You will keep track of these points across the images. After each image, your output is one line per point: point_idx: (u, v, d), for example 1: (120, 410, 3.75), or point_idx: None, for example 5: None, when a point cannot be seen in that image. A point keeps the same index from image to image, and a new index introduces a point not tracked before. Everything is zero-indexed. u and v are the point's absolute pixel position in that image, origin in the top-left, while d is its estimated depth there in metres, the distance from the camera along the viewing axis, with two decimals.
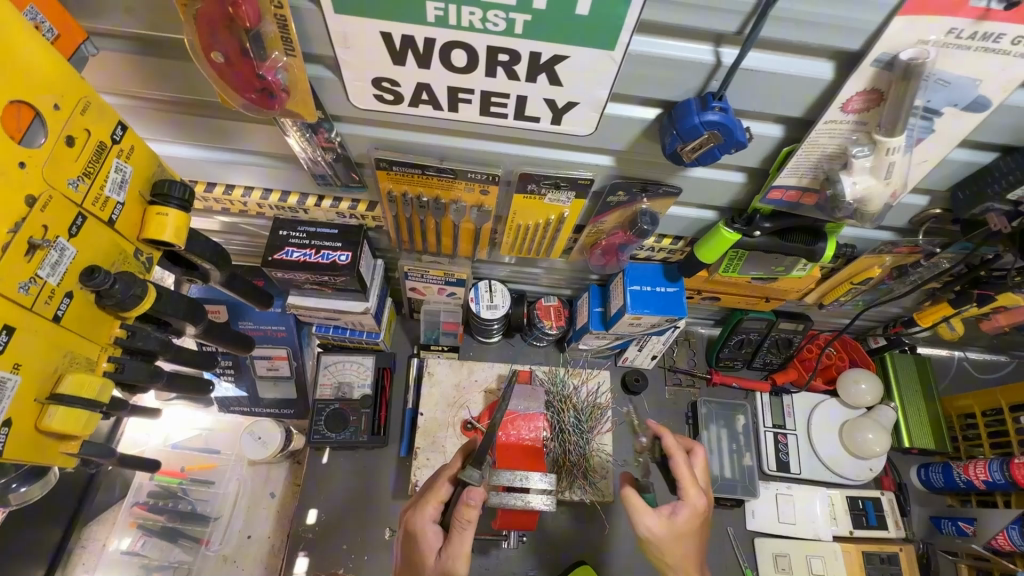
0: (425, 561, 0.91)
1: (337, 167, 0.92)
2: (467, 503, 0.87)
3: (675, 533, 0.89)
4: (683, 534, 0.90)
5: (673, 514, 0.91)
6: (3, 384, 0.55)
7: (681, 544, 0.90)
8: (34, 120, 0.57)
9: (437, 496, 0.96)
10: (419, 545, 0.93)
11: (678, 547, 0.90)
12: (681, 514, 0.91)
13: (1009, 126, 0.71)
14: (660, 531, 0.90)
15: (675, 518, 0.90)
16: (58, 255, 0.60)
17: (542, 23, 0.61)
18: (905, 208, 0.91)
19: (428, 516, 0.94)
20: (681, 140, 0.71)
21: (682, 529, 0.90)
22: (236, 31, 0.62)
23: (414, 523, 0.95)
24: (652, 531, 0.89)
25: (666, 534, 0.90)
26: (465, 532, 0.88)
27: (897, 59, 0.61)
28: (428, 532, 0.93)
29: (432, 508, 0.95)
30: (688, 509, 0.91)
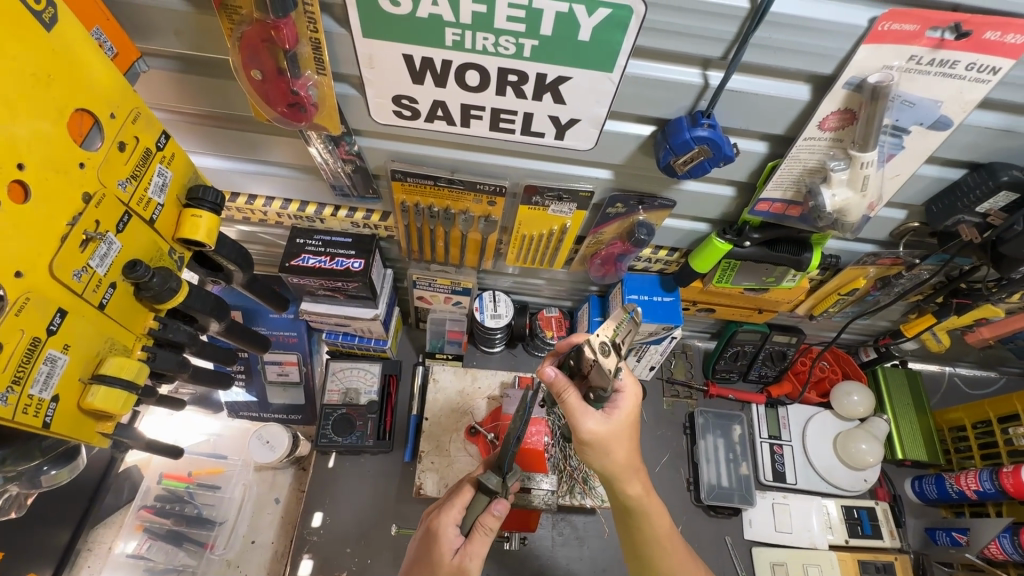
0: (442, 560, 0.91)
1: (355, 177, 0.99)
2: (489, 513, 0.92)
3: (616, 435, 0.86)
4: (623, 430, 0.86)
5: (612, 408, 0.86)
6: (55, 363, 0.61)
7: (623, 439, 0.87)
8: (93, 127, 0.64)
9: (462, 499, 0.95)
10: (437, 547, 0.92)
11: (620, 444, 0.87)
12: (619, 407, 0.86)
13: (972, 144, 0.78)
14: (601, 435, 0.84)
15: (613, 412, 0.86)
16: (106, 248, 0.66)
17: (547, 48, 0.68)
18: (884, 221, 0.98)
19: (452, 518, 0.94)
20: (674, 154, 0.78)
21: (621, 422, 0.86)
22: (274, 50, 0.69)
23: (436, 523, 0.94)
24: (595, 432, 0.84)
25: (608, 437, 0.85)
26: (483, 537, 0.92)
27: (866, 82, 0.68)
28: (451, 536, 0.92)
29: (458, 508, 0.95)
30: (625, 395, 0.87)
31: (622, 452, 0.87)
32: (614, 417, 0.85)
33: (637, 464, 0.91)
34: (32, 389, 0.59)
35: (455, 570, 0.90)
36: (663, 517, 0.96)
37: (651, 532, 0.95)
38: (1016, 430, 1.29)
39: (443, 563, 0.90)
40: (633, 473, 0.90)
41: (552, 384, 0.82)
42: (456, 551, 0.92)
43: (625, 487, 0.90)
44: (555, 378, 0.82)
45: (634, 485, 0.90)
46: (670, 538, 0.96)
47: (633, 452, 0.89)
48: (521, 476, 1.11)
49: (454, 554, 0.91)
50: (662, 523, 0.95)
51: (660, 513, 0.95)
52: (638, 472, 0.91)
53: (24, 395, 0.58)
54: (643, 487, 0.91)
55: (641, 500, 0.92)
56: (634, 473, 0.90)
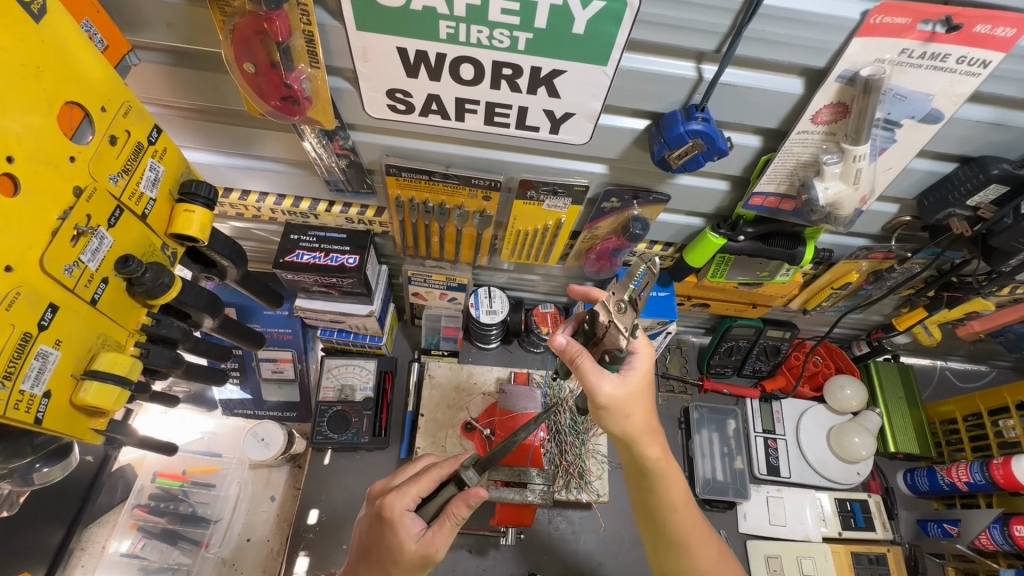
0: (404, 548, 0.87)
1: (350, 173, 0.99)
2: (461, 502, 0.89)
3: (634, 396, 0.85)
4: (638, 392, 0.86)
5: (628, 368, 0.86)
6: (46, 358, 0.61)
7: (640, 400, 0.86)
8: (84, 120, 0.63)
9: (418, 487, 0.92)
10: (395, 534, 0.88)
11: (638, 404, 0.86)
12: (635, 368, 0.86)
13: (963, 137, 0.79)
14: (619, 397, 0.84)
15: (629, 374, 0.85)
16: (98, 242, 0.66)
17: (542, 40, 0.68)
18: (876, 215, 0.99)
19: (406, 504, 0.91)
20: (668, 148, 0.78)
21: (637, 384, 0.85)
22: (267, 43, 0.69)
23: (388, 506, 0.90)
24: (612, 396, 0.84)
25: (624, 399, 0.85)
26: (450, 525, 0.88)
27: (858, 76, 0.69)
28: (406, 521, 0.89)
29: (411, 493, 0.92)
30: (640, 355, 0.87)
31: (639, 413, 0.87)
32: (631, 379, 0.85)
33: (655, 426, 0.90)
34: (23, 384, 0.59)
35: (419, 557, 0.87)
36: (678, 481, 0.93)
37: (666, 499, 0.93)
38: (1006, 423, 1.31)
39: (405, 551, 0.87)
40: (650, 435, 0.88)
41: (563, 350, 0.85)
42: (417, 537, 0.88)
43: (644, 450, 0.89)
44: (566, 345, 0.85)
45: (653, 446, 0.89)
46: (684, 503, 0.94)
47: (650, 414, 0.89)
48: (514, 470, 1.11)
49: (415, 541, 0.87)
50: (677, 489, 0.93)
51: (675, 478, 0.93)
52: (656, 434, 0.90)
53: (15, 390, 0.58)
54: (660, 450, 0.90)
55: (660, 463, 0.90)
56: (651, 436, 0.88)
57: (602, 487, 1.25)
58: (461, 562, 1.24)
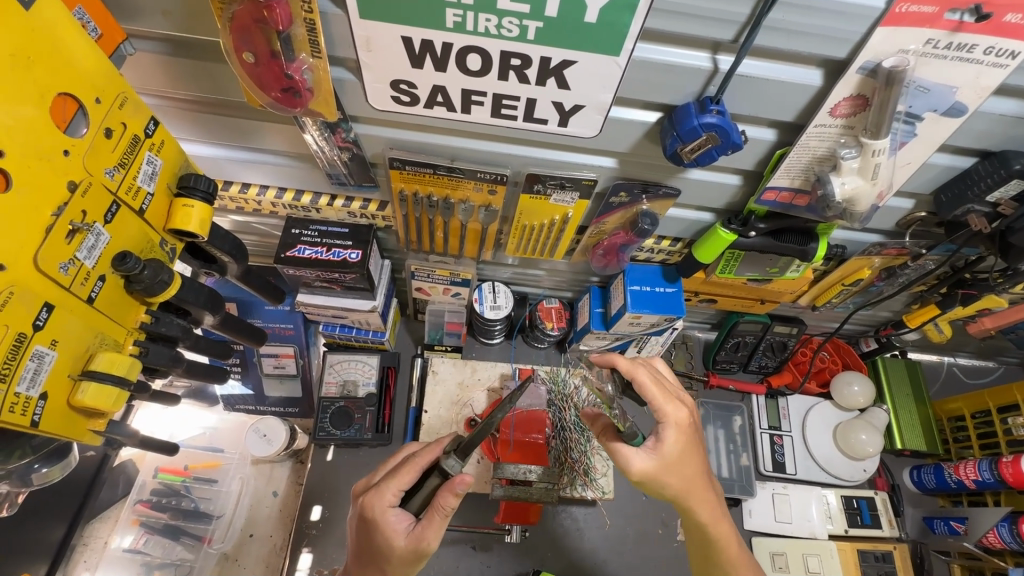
0: (393, 544, 0.85)
1: (352, 166, 0.96)
2: (450, 493, 0.83)
3: (665, 467, 0.86)
4: (679, 459, 0.86)
5: (658, 443, 0.86)
6: (41, 359, 0.59)
7: (676, 468, 0.86)
8: (78, 112, 0.61)
9: (400, 481, 0.89)
10: (381, 532, 0.86)
11: (680, 471, 0.87)
12: (665, 441, 0.86)
13: (984, 131, 0.76)
14: (651, 471, 0.86)
15: (657, 448, 0.86)
16: (94, 239, 0.64)
17: (553, 29, 0.65)
18: (891, 211, 0.97)
19: (389, 500, 0.88)
20: (681, 142, 0.76)
21: (669, 455, 0.86)
22: (266, 32, 0.66)
23: (370, 507, 0.88)
24: (642, 469, 0.86)
25: (666, 467, 0.86)
26: (440, 519, 0.84)
27: (881, 67, 0.66)
28: (390, 517, 0.87)
29: (394, 488, 0.89)
30: (670, 427, 0.86)
31: (687, 476, 0.87)
32: (659, 454, 0.86)
33: (708, 487, 0.90)
34: (18, 386, 0.57)
35: (410, 552, 0.85)
36: (734, 541, 0.92)
37: (724, 559, 0.92)
38: (1015, 420, 1.30)
39: (396, 547, 0.85)
40: (702, 495, 0.89)
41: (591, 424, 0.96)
42: (406, 532, 0.86)
43: (697, 511, 0.90)
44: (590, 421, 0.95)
45: (706, 508, 0.90)
46: (744, 567, 0.91)
47: (693, 478, 0.88)
48: (519, 469, 1.08)
49: (406, 536, 0.85)
50: (734, 550, 0.92)
51: (734, 539, 0.92)
52: (706, 497, 0.90)
53: (10, 392, 0.56)
54: (711, 512, 0.91)
55: (712, 522, 0.91)
56: (699, 499, 0.89)
57: (608, 484, 1.24)
58: (465, 560, 1.23)
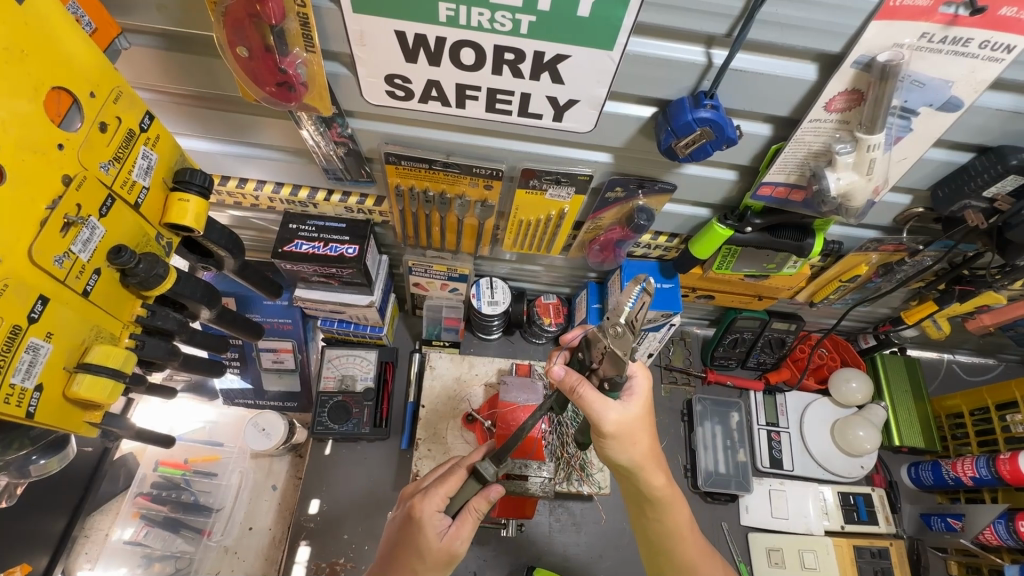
0: (430, 546, 0.86)
1: (348, 161, 0.96)
2: (483, 497, 0.88)
3: (638, 423, 0.82)
4: (642, 416, 0.83)
5: (630, 393, 0.83)
6: (37, 351, 0.60)
7: (645, 425, 0.84)
8: (72, 106, 0.62)
9: (447, 487, 0.89)
10: (422, 533, 0.86)
11: (643, 431, 0.83)
12: (635, 392, 0.83)
13: (980, 126, 0.76)
14: (625, 424, 0.81)
15: (630, 399, 0.82)
16: (89, 233, 0.64)
17: (545, 23, 0.65)
18: (889, 206, 0.97)
19: (435, 505, 0.88)
20: (675, 137, 0.76)
21: (641, 408, 0.83)
22: (260, 26, 0.66)
23: (418, 510, 0.88)
24: (619, 422, 0.80)
25: (631, 425, 0.81)
26: (473, 520, 0.89)
27: (875, 61, 0.66)
28: (437, 522, 0.87)
29: (440, 495, 0.88)
30: (639, 377, 0.85)
31: (648, 436, 0.85)
32: (635, 402, 0.82)
33: (657, 454, 0.88)
34: (13, 377, 0.58)
35: (444, 553, 0.87)
36: (683, 508, 0.91)
37: (672, 524, 0.91)
38: (1013, 417, 1.29)
39: (431, 548, 0.86)
40: (653, 461, 0.86)
41: (563, 382, 0.80)
42: (444, 534, 0.87)
43: (652, 479, 0.86)
44: (564, 376, 0.80)
45: (660, 476, 0.87)
46: (690, 530, 0.92)
47: (653, 440, 0.86)
48: (517, 463, 1.09)
49: (440, 538, 0.86)
50: (682, 516, 0.91)
51: (680, 503, 0.91)
52: (660, 461, 0.88)
53: (5, 383, 0.57)
54: (665, 479, 0.88)
55: (667, 490, 0.88)
56: (657, 463, 0.87)
57: (604, 479, 1.25)
58: (462, 553, 1.24)
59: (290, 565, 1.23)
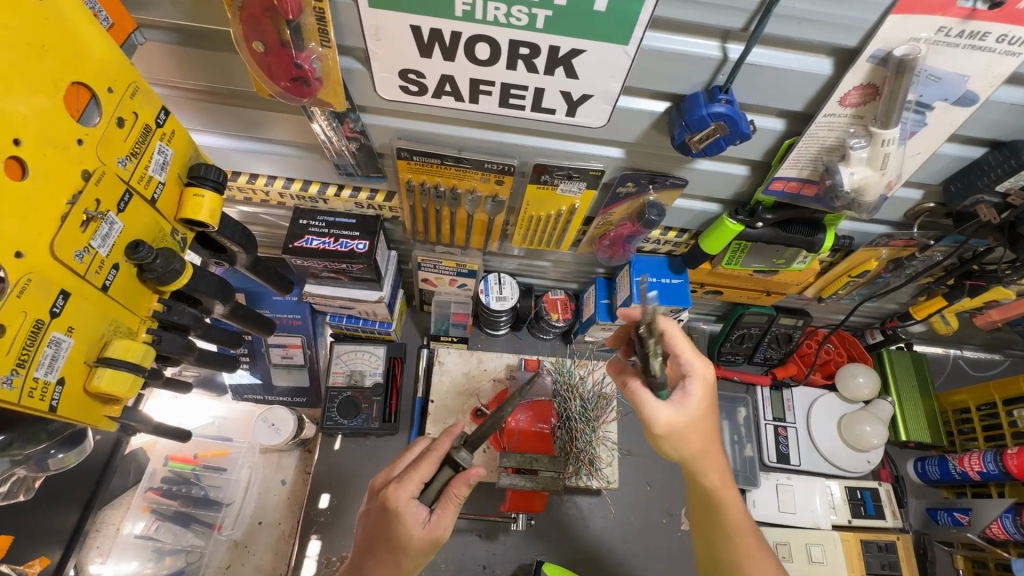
0: (412, 535, 0.86)
1: (360, 156, 0.97)
2: (462, 483, 0.88)
3: (690, 425, 0.82)
4: (698, 419, 0.83)
5: (684, 396, 0.82)
6: (59, 346, 0.60)
7: (700, 426, 0.83)
8: (90, 102, 0.62)
9: (420, 473, 0.89)
10: (402, 523, 0.86)
11: (697, 432, 0.83)
12: (688, 395, 0.82)
13: (995, 121, 0.76)
14: (676, 424, 0.81)
15: (685, 400, 0.82)
16: (108, 228, 0.65)
17: (562, 18, 0.65)
18: (900, 201, 0.97)
19: (409, 492, 0.87)
20: (689, 132, 0.76)
21: (696, 408, 0.82)
22: (277, 21, 0.66)
23: (391, 499, 0.87)
24: (669, 421, 0.81)
25: (684, 426, 0.81)
26: (453, 506, 0.89)
27: (892, 55, 0.66)
28: (414, 509, 0.87)
29: (412, 482, 0.88)
30: (695, 380, 0.83)
31: (707, 436, 0.85)
32: (687, 405, 0.82)
33: (715, 452, 0.87)
34: (36, 372, 0.58)
35: (428, 541, 0.86)
36: (739, 504, 0.91)
37: (723, 522, 0.89)
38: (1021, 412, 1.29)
39: (414, 537, 0.86)
40: (712, 456, 0.87)
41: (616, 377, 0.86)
42: (424, 522, 0.87)
43: (709, 474, 0.87)
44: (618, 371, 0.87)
45: (716, 471, 0.88)
46: (743, 532, 0.89)
47: (711, 441, 0.86)
48: (525, 457, 1.11)
49: (423, 526, 0.86)
50: (737, 516, 0.89)
51: (737, 504, 0.90)
52: (714, 462, 0.87)
53: (29, 377, 0.57)
54: (721, 475, 0.89)
55: (721, 486, 0.88)
56: (709, 461, 0.87)
57: (612, 473, 1.26)
58: (471, 547, 1.25)
59: (301, 559, 1.24)
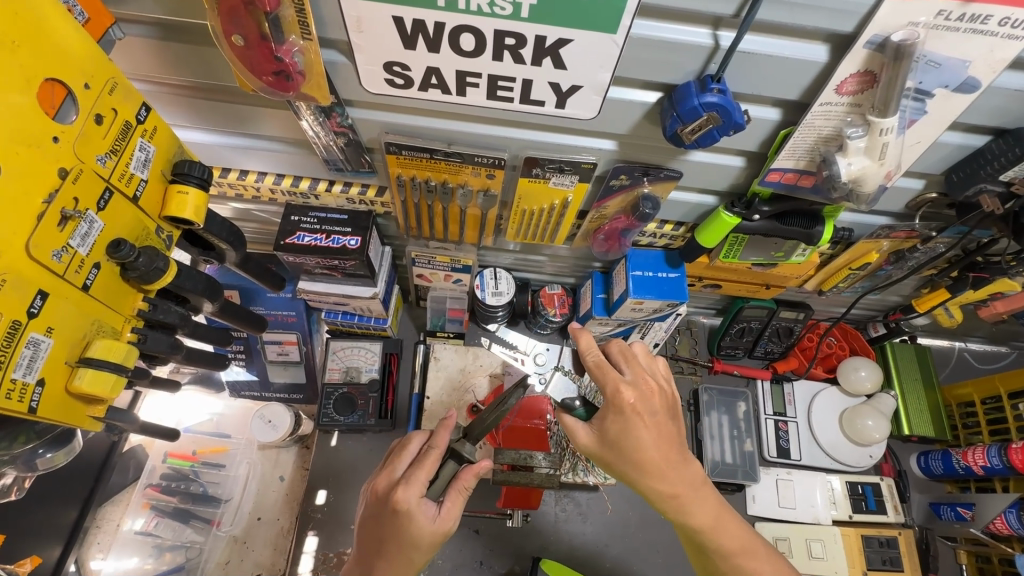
0: (424, 532, 0.85)
1: (348, 151, 0.95)
2: (471, 474, 0.91)
3: (611, 447, 0.86)
4: (616, 443, 0.85)
5: (602, 425, 0.86)
6: (38, 346, 0.60)
7: (622, 449, 0.85)
8: (67, 98, 0.61)
9: (426, 470, 0.87)
10: (413, 522, 0.85)
11: (618, 453, 0.85)
12: (605, 425, 0.86)
13: (997, 108, 0.74)
14: (597, 450, 0.88)
15: (602, 429, 0.86)
16: (87, 227, 0.64)
17: (547, 6, 0.63)
18: (901, 191, 0.94)
19: (419, 492, 0.86)
20: (681, 123, 0.74)
21: (611, 435, 0.85)
22: (255, 14, 0.65)
23: (400, 500, 0.85)
24: (591, 448, 0.88)
25: (605, 450, 0.87)
26: (462, 497, 0.90)
27: (889, 41, 0.63)
28: (425, 507, 0.86)
29: (420, 482, 0.86)
30: (615, 409, 0.84)
31: (644, 453, 0.84)
32: (603, 433, 0.86)
33: (666, 462, 0.85)
34: (15, 373, 0.57)
35: (439, 533, 0.87)
36: (699, 509, 0.87)
37: (691, 523, 0.87)
38: None
39: (426, 533, 0.85)
40: (655, 467, 0.84)
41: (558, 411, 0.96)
42: (435, 517, 0.87)
43: (655, 484, 0.85)
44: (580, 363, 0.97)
45: (666, 480, 0.85)
46: (715, 527, 0.87)
47: (646, 458, 0.84)
48: (520, 454, 1.09)
49: (433, 521, 0.86)
50: (704, 515, 0.87)
51: (704, 499, 0.87)
52: (665, 471, 0.85)
53: (6, 379, 0.57)
54: (672, 484, 0.85)
55: (677, 490, 0.85)
56: (651, 473, 0.85)
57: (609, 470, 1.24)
58: (468, 543, 1.24)
59: (299, 555, 1.24)
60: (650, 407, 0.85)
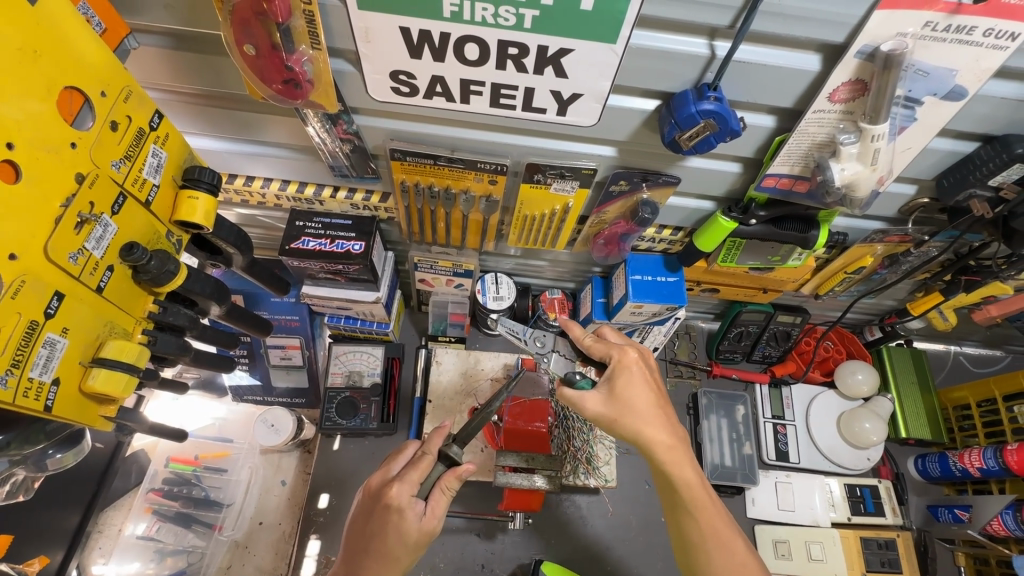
0: (410, 530, 0.86)
1: (353, 158, 0.97)
2: (453, 476, 0.91)
3: (617, 401, 0.89)
4: (624, 393, 0.90)
5: (610, 382, 0.92)
6: (53, 347, 0.61)
7: (628, 400, 0.89)
8: (84, 105, 0.63)
9: (416, 471, 0.90)
10: (400, 520, 0.86)
11: (626, 402, 0.89)
12: (614, 377, 0.91)
13: (984, 115, 0.76)
14: (604, 407, 0.90)
15: (609, 385, 0.91)
16: (102, 230, 0.65)
17: (549, 18, 0.65)
18: (894, 196, 0.97)
19: (409, 490, 0.88)
20: (679, 129, 0.76)
21: (620, 389, 0.90)
22: (267, 24, 0.67)
23: (389, 497, 0.87)
24: (597, 409, 0.90)
25: (612, 407, 0.89)
26: (446, 498, 0.91)
27: (879, 51, 0.66)
28: (414, 505, 0.87)
29: (413, 481, 0.89)
30: (622, 365, 0.92)
31: (647, 402, 0.89)
32: (612, 388, 0.91)
33: (665, 411, 0.90)
34: (31, 372, 0.59)
35: (425, 532, 0.88)
36: (691, 464, 0.88)
37: (681, 481, 0.87)
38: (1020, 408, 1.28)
39: (412, 532, 0.87)
40: (656, 416, 0.89)
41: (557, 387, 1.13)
42: (422, 515, 0.88)
43: (656, 435, 0.87)
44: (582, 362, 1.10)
45: (665, 431, 0.88)
46: (703, 488, 0.87)
47: (650, 408, 0.89)
48: (522, 457, 1.11)
49: (418, 520, 0.87)
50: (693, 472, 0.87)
51: (692, 459, 0.89)
52: (664, 422, 0.89)
53: (23, 377, 0.58)
54: (671, 435, 0.88)
55: (671, 444, 0.88)
56: (654, 421, 0.88)
57: (610, 472, 1.24)
58: (470, 547, 1.25)
59: (300, 560, 1.25)
60: (648, 365, 0.95)
